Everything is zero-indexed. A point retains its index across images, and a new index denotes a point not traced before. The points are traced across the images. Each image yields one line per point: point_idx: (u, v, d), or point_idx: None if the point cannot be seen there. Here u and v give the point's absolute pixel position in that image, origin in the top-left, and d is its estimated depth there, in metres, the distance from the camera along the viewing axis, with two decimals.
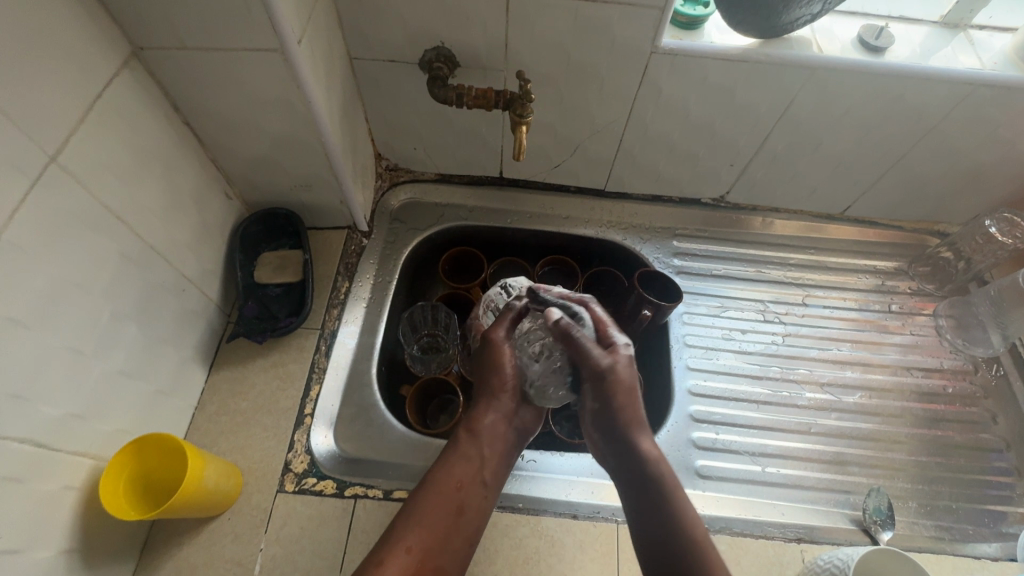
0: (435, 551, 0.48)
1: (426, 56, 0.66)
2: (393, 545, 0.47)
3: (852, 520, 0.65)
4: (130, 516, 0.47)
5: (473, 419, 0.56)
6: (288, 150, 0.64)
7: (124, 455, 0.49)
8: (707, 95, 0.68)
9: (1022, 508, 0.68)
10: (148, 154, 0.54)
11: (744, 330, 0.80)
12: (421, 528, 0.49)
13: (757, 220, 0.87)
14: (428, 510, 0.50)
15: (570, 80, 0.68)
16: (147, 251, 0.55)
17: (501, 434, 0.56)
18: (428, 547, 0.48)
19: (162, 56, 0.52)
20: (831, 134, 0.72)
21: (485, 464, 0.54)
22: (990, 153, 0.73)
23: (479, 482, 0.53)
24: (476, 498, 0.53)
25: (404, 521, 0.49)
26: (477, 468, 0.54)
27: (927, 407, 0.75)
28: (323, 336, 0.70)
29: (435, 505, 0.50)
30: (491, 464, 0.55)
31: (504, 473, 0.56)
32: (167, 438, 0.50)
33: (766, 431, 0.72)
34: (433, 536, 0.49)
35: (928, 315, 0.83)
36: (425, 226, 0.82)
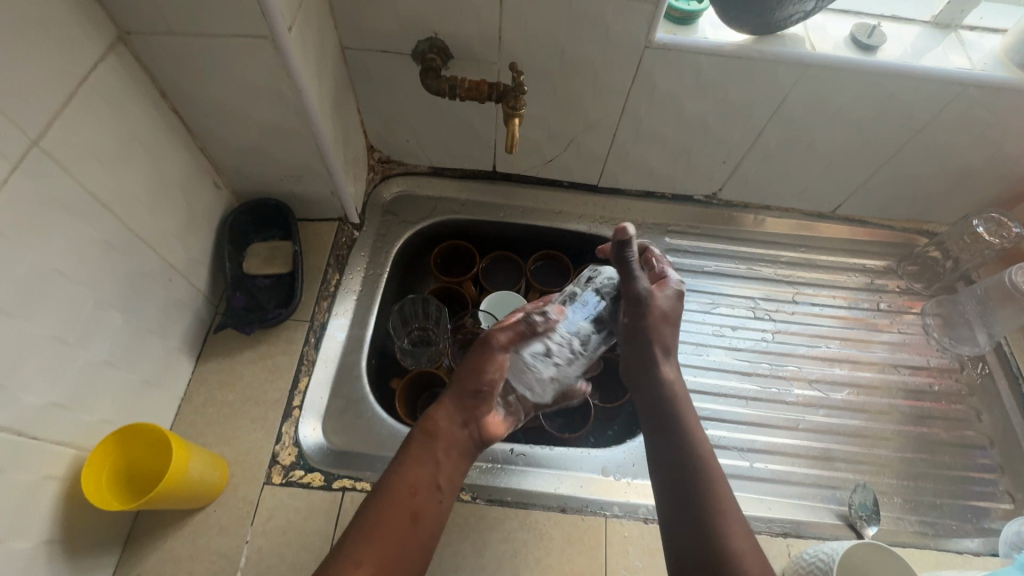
0: (390, 565, 0.45)
1: (419, 47, 0.65)
2: (343, 560, 0.44)
3: (838, 515, 0.66)
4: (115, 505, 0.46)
5: (427, 418, 0.52)
6: (278, 139, 0.63)
7: (104, 446, 0.48)
8: (700, 91, 0.68)
9: (1004, 504, 0.69)
10: (134, 140, 0.53)
11: (734, 327, 0.80)
12: (378, 542, 0.45)
13: (749, 217, 0.88)
14: (382, 523, 0.46)
15: (564, 73, 0.68)
16: (132, 239, 0.54)
17: (457, 436, 0.52)
18: (382, 560, 0.44)
19: (150, 41, 0.51)
20: (823, 132, 0.73)
21: (441, 469, 0.50)
22: (979, 153, 0.73)
23: (434, 487, 0.49)
24: (431, 505, 0.49)
25: (358, 533, 0.45)
26: (432, 473, 0.50)
27: (914, 405, 0.76)
28: (313, 329, 0.69)
29: (392, 515, 0.46)
30: (449, 468, 0.51)
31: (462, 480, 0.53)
32: (149, 426, 0.49)
33: (755, 427, 0.72)
34: (388, 549, 0.45)
35: (916, 313, 0.83)
36: (417, 219, 0.82)
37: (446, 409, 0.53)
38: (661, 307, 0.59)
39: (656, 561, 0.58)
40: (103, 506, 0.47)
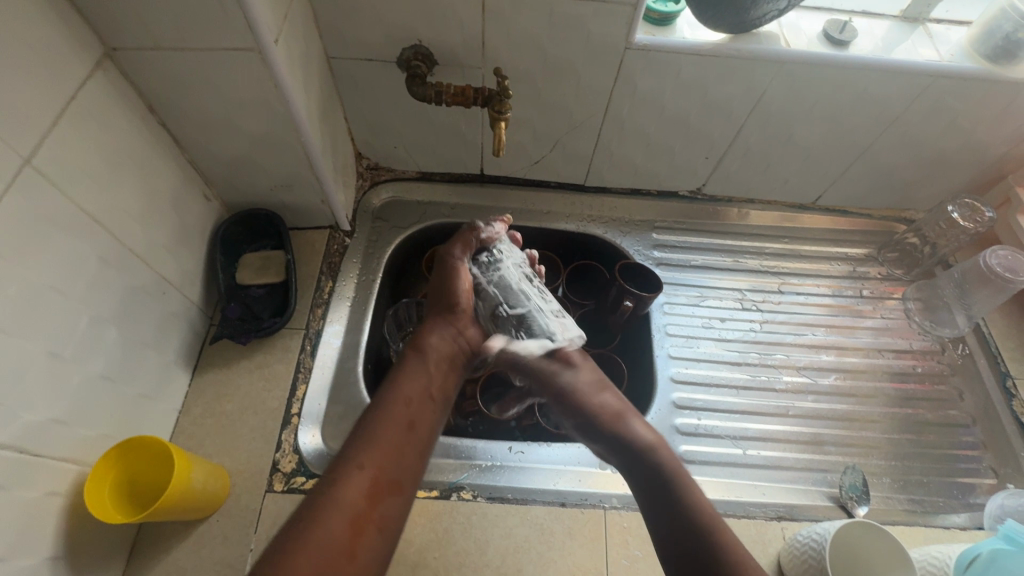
0: (390, 465, 0.50)
1: (404, 54, 0.66)
2: (347, 465, 0.48)
3: (829, 497, 0.68)
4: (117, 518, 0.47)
5: (423, 345, 0.61)
6: (267, 150, 0.64)
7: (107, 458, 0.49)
8: (681, 89, 0.70)
9: (988, 479, 0.72)
10: (124, 155, 0.54)
11: (723, 318, 0.82)
12: (377, 447, 0.50)
13: (733, 211, 0.90)
14: (379, 432, 0.51)
15: (548, 76, 0.69)
16: (125, 253, 0.54)
17: (445, 353, 0.62)
18: (382, 461, 0.49)
19: (137, 57, 0.51)
20: (800, 126, 0.75)
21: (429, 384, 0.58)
22: (951, 141, 0.76)
23: (425, 400, 0.56)
24: (424, 414, 0.55)
25: (357, 443, 0.50)
26: (423, 388, 0.57)
27: (899, 386, 0.78)
28: (308, 336, 0.70)
29: (388, 424, 0.52)
30: (436, 383, 0.59)
31: (450, 392, 0.60)
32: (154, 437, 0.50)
33: (747, 415, 0.74)
34: (387, 452, 0.50)
35: (897, 299, 0.86)
36: (407, 224, 0.83)
37: (432, 334, 0.63)
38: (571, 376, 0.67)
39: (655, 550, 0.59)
40: (104, 519, 0.47)
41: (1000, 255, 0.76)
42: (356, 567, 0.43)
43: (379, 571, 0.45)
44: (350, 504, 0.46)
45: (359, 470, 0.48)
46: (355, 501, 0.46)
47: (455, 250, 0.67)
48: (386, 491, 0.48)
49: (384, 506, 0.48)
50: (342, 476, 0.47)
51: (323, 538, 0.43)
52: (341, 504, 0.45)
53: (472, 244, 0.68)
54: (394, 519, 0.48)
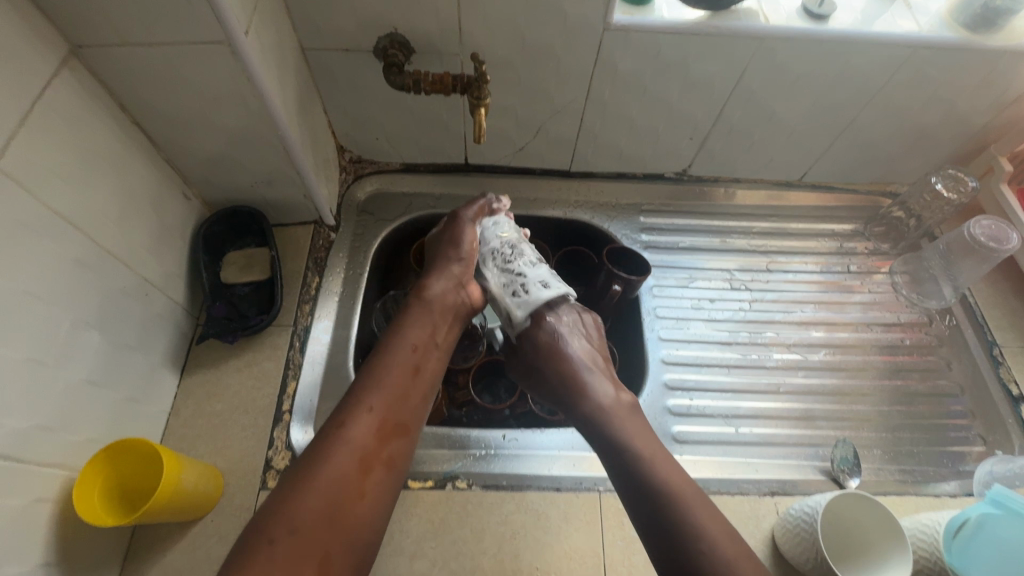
0: (398, 407, 0.51)
1: (380, 43, 0.65)
2: (357, 405, 0.49)
3: (821, 471, 0.68)
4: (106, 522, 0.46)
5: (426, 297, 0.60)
6: (245, 145, 0.63)
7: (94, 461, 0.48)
8: (662, 70, 0.69)
9: (977, 446, 0.73)
10: (97, 155, 0.53)
11: (712, 299, 0.82)
12: (384, 389, 0.51)
13: (719, 191, 0.89)
14: (386, 374, 0.52)
15: (527, 61, 0.68)
16: (104, 255, 0.54)
17: (448, 303, 0.61)
18: (391, 402, 0.50)
19: (104, 54, 0.50)
20: (783, 102, 0.74)
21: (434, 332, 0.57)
22: (933, 112, 0.76)
23: (432, 345, 0.57)
24: (430, 359, 0.56)
25: (365, 385, 0.51)
26: (429, 334, 0.57)
27: (888, 359, 0.79)
28: (296, 333, 0.69)
29: (394, 367, 0.53)
30: (440, 331, 0.59)
31: (453, 341, 0.60)
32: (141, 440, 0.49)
33: (739, 394, 0.74)
34: (395, 394, 0.51)
35: (884, 273, 0.86)
36: (392, 216, 0.82)
37: (434, 284, 0.62)
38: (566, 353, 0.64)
39: None
40: (92, 523, 0.46)
41: (983, 224, 0.76)
42: (366, 503, 0.45)
43: (388, 507, 0.47)
44: (360, 444, 0.47)
45: (368, 412, 0.49)
46: (365, 442, 0.47)
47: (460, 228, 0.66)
48: (394, 432, 0.49)
49: (393, 446, 0.49)
50: (351, 418, 0.48)
51: (334, 476, 0.45)
52: (351, 443, 0.47)
53: (465, 224, 0.67)
54: (402, 458, 0.49)
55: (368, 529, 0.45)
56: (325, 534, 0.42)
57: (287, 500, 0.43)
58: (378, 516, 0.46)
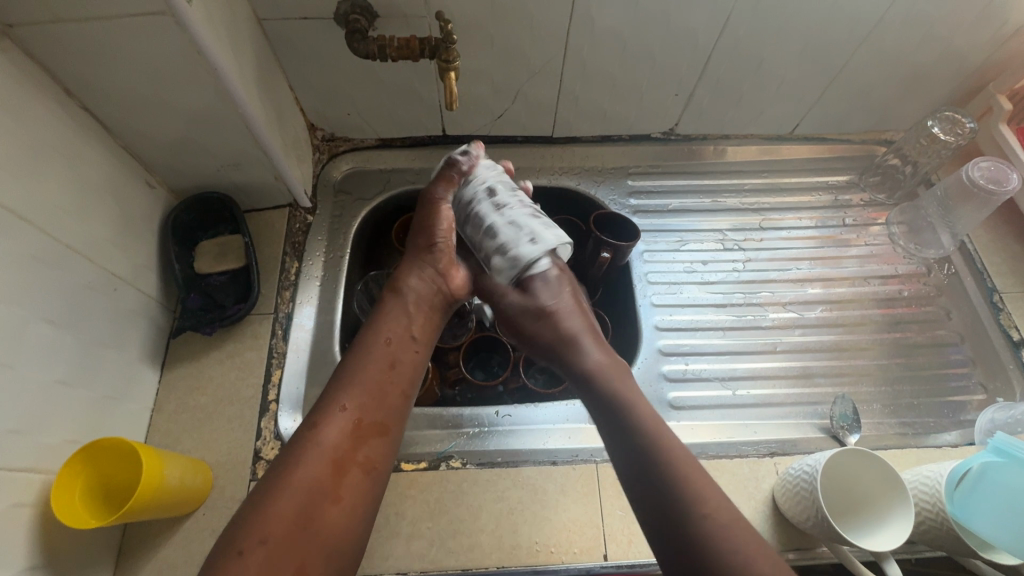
0: (373, 405, 0.49)
1: (341, 8, 0.61)
2: (329, 406, 0.48)
3: (821, 428, 0.67)
4: (80, 524, 0.45)
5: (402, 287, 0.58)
6: (206, 127, 0.59)
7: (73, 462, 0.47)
8: (642, 21, 0.66)
9: (978, 395, 0.71)
10: (43, 144, 0.50)
11: (705, 261, 0.80)
12: (359, 390, 0.49)
13: (709, 148, 0.86)
14: (359, 372, 0.50)
15: (498, 20, 0.64)
16: (63, 250, 0.51)
17: (424, 295, 0.58)
18: (365, 402, 0.48)
19: (38, 34, 0.47)
20: (771, 49, 0.71)
21: (411, 324, 0.55)
22: (928, 52, 0.72)
23: (409, 337, 0.55)
24: (407, 354, 0.54)
25: (341, 386, 0.50)
26: (404, 327, 0.55)
27: (887, 312, 0.77)
28: (278, 320, 0.68)
29: (371, 365, 0.51)
30: (419, 322, 0.56)
31: (434, 332, 0.58)
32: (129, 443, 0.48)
33: (736, 355, 0.73)
34: (370, 395, 0.49)
35: (881, 224, 0.84)
36: (371, 195, 0.79)
37: (411, 275, 0.59)
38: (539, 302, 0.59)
39: None
40: (64, 522, 0.45)
41: (983, 166, 0.73)
42: (342, 508, 0.44)
43: (366, 510, 0.45)
44: (331, 447, 0.45)
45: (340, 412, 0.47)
46: (338, 445, 0.46)
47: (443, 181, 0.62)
48: (371, 433, 0.47)
49: (368, 447, 0.47)
50: (325, 423, 0.46)
51: (307, 480, 0.43)
52: (323, 446, 0.45)
53: (454, 180, 0.62)
54: (381, 459, 0.47)
55: (347, 534, 0.43)
56: (299, 544, 0.40)
57: (260, 506, 0.41)
58: (357, 520, 0.44)
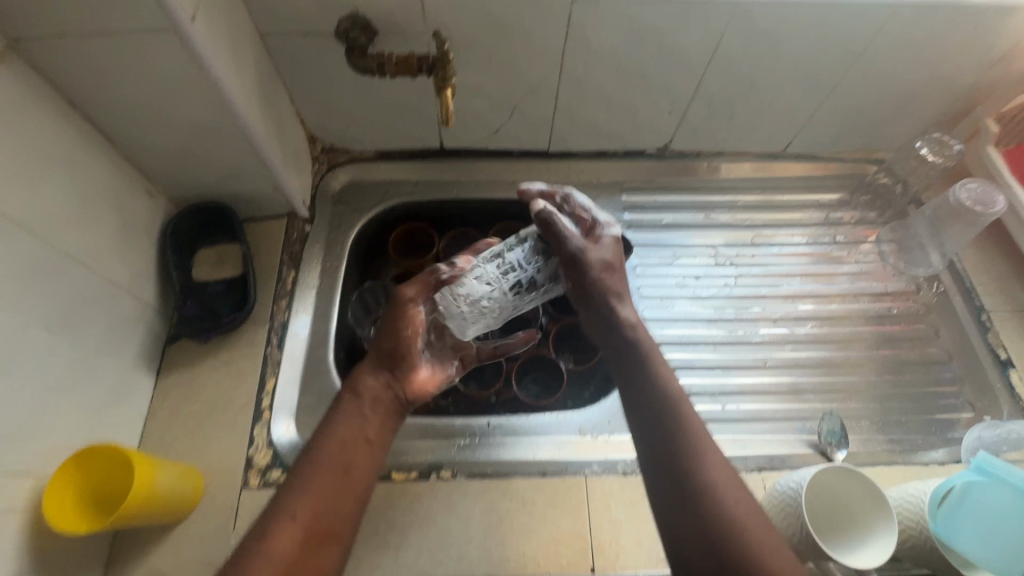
0: (325, 513, 0.46)
1: (341, 25, 0.63)
2: (280, 513, 0.45)
3: (809, 444, 0.68)
4: (52, 521, 0.46)
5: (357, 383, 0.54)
6: (207, 139, 0.60)
7: (76, 460, 0.48)
8: (636, 41, 0.67)
9: (966, 413, 0.72)
10: (45, 153, 0.51)
11: (698, 276, 0.81)
12: (310, 496, 0.46)
13: (702, 165, 0.87)
14: (312, 476, 0.47)
15: (495, 38, 0.66)
16: (62, 258, 0.52)
17: (381, 394, 0.54)
18: (316, 509, 0.46)
19: (44, 48, 0.48)
20: (763, 69, 0.72)
21: (369, 425, 0.52)
22: (916, 75, 0.74)
23: (365, 440, 0.51)
24: (362, 456, 0.50)
25: (289, 492, 0.47)
26: (361, 428, 0.51)
27: (876, 329, 0.78)
28: (274, 329, 0.68)
29: (319, 475, 0.48)
30: (377, 424, 0.53)
31: (393, 434, 0.54)
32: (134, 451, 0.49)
33: (726, 370, 0.74)
34: (323, 501, 0.47)
35: (872, 242, 0.85)
36: (369, 206, 0.80)
37: (370, 368, 0.55)
38: (601, 257, 0.57)
39: (637, 511, 0.59)
40: (43, 513, 0.46)
41: (969, 187, 0.74)
42: None
43: None
44: (279, 561, 0.43)
45: (288, 523, 0.44)
46: (285, 556, 0.43)
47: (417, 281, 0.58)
48: (323, 541, 0.45)
49: (320, 558, 0.45)
50: (271, 537, 0.44)
51: None
52: (269, 562, 0.43)
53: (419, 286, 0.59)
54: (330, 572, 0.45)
55: None
56: None
57: None
58: None
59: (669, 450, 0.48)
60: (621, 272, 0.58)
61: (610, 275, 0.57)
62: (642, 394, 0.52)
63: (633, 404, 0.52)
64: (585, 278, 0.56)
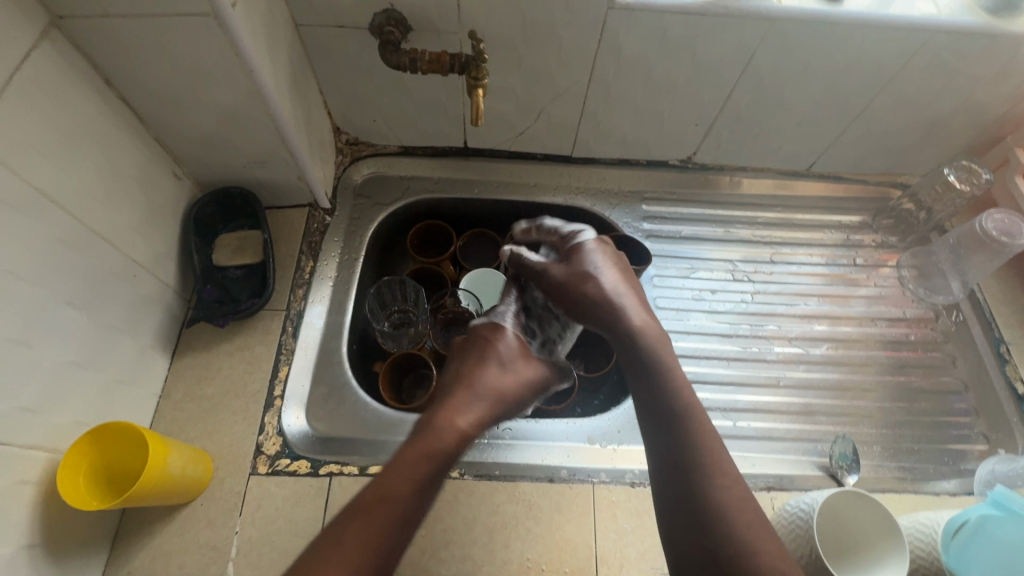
0: (375, 569, 0.41)
1: (376, 20, 0.63)
2: (330, 557, 0.40)
3: (819, 466, 0.67)
4: (59, 488, 0.46)
5: (433, 427, 0.50)
6: (236, 125, 0.61)
7: (103, 433, 0.49)
8: (668, 52, 0.67)
9: (979, 445, 0.71)
10: (79, 130, 0.51)
11: (714, 290, 0.80)
12: (364, 543, 0.41)
13: (725, 179, 0.87)
14: (370, 519, 0.43)
15: (529, 41, 0.66)
16: (90, 236, 0.53)
17: (449, 446, 0.50)
18: (369, 561, 0.41)
19: (86, 26, 0.48)
20: (793, 87, 0.72)
21: (435, 482, 0.48)
22: (949, 101, 0.73)
23: (426, 496, 0.47)
24: (420, 511, 0.46)
25: (345, 529, 0.42)
26: (427, 480, 0.47)
27: (892, 355, 0.77)
28: (289, 317, 0.68)
29: (379, 519, 0.43)
30: (440, 480, 0.49)
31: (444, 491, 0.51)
32: (155, 447, 0.49)
33: (738, 387, 0.73)
34: (374, 555, 0.41)
35: (892, 266, 0.84)
36: (390, 200, 0.80)
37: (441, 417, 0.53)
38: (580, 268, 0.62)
39: (643, 523, 0.59)
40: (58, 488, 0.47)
41: (996, 218, 0.74)
42: None
43: None
44: None
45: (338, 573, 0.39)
46: None
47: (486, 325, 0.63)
48: None
49: None
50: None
51: None
52: None
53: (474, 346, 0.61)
54: None
55: None
56: None
57: None
58: None
59: (682, 482, 0.47)
60: (602, 272, 0.62)
61: (585, 283, 0.61)
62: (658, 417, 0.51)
63: (648, 428, 0.52)
64: (570, 293, 0.61)
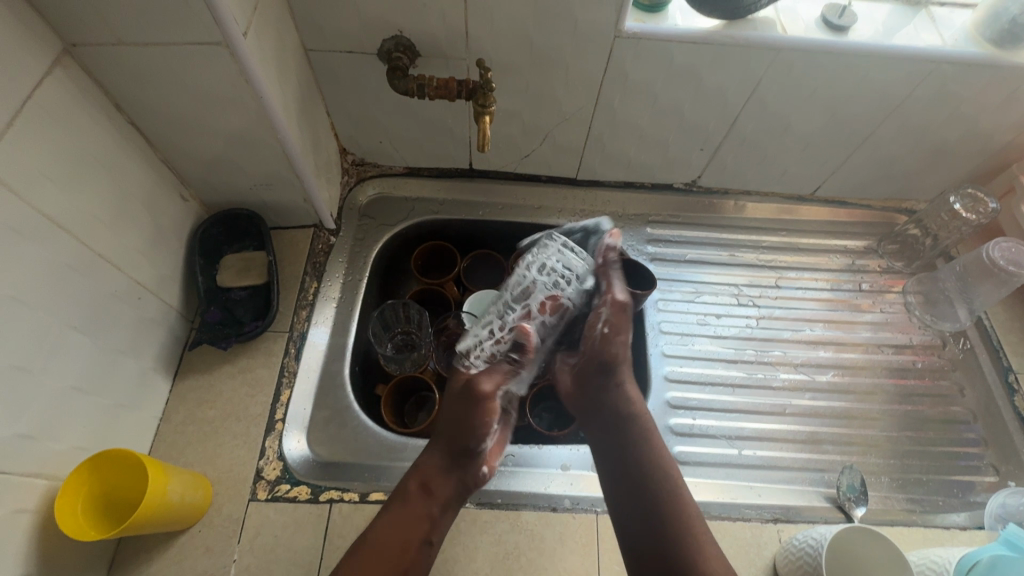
0: None
1: (385, 46, 0.64)
2: None
3: (826, 498, 0.66)
4: (58, 516, 0.46)
5: (422, 471, 0.57)
6: (244, 148, 0.61)
7: (104, 461, 0.48)
8: (674, 79, 0.67)
9: (989, 476, 0.70)
10: (88, 155, 0.51)
11: (718, 315, 0.80)
12: None
13: (729, 203, 0.87)
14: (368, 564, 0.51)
15: (535, 67, 0.66)
16: (96, 259, 0.53)
17: (444, 487, 0.57)
18: None
19: (98, 53, 0.49)
20: (798, 115, 0.72)
21: (432, 524, 0.55)
22: (954, 130, 0.73)
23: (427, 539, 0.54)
24: (421, 555, 0.54)
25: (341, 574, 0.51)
26: (421, 527, 0.54)
27: (899, 383, 0.76)
28: (292, 339, 0.68)
29: (374, 559, 0.52)
30: (439, 523, 0.55)
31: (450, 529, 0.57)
32: (154, 477, 0.48)
33: (743, 414, 0.72)
34: None
35: (897, 292, 0.84)
36: (394, 220, 0.81)
37: (438, 455, 0.59)
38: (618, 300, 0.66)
39: None
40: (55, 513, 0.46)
41: (1003, 246, 0.74)
42: None
43: None
44: None
45: None
46: None
47: (484, 380, 0.63)
48: None
49: None
50: None
51: None
52: None
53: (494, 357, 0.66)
54: None
55: None
56: None
57: None
58: None
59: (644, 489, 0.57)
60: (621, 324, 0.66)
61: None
62: (619, 459, 0.60)
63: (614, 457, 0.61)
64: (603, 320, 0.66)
